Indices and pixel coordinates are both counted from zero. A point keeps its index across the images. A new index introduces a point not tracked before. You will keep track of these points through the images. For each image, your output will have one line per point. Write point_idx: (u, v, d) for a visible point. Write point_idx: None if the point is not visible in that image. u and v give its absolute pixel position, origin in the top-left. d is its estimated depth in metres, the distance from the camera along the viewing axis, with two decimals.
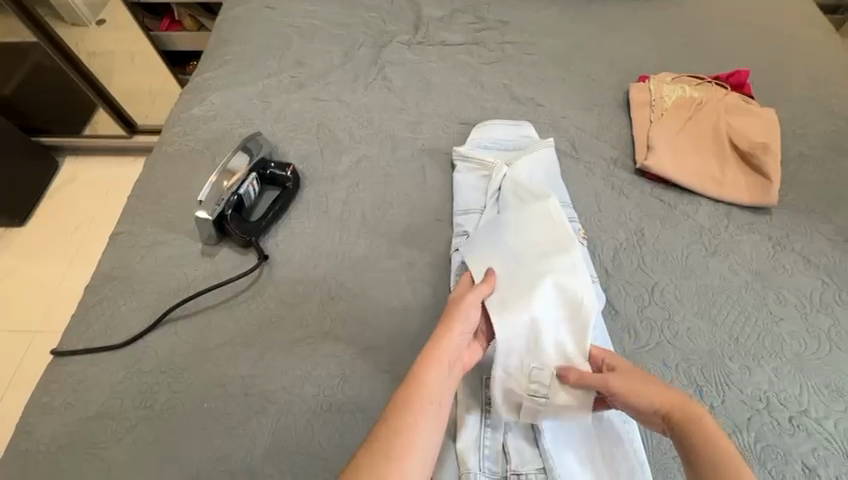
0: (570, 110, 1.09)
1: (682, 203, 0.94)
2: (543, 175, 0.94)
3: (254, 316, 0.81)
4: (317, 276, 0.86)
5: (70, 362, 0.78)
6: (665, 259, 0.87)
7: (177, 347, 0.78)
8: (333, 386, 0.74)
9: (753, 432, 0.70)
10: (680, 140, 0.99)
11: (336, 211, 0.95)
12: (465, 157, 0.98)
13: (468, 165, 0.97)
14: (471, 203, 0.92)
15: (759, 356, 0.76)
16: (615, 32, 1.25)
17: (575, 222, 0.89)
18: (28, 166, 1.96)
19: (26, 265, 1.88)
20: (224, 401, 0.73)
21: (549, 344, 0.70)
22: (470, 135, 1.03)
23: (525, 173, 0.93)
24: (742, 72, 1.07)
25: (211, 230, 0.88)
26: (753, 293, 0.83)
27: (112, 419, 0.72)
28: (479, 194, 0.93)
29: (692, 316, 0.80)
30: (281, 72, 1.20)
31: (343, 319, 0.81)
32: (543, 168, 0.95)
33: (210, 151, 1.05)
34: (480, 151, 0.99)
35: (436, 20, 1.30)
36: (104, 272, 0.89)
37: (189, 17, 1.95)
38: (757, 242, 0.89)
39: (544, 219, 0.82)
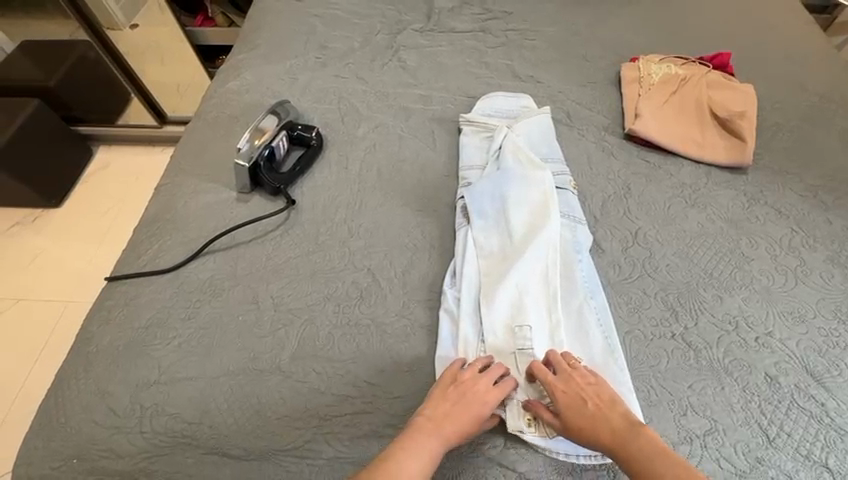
0: (566, 85, 1.21)
1: (666, 164, 1.04)
2: (539, 137, 1.05)
3: (283, 249, 0.93)
4: (338, 218, 0.98)
5: (124, 283, 0.90)
6: (649, 209, 0.97)
7: (217, 273, 0.90)
8: (351, 305, 0.85)
9: (722, 348, 0.78)
10: (665, 110, 1.10)
11: (354, 167, 1.07)
12: (470, 121, 1.10)
13: (472, 128, 1.09)
14: (475, 160, 1.03)
15: (730, 287, 0.85)
16: (610, 21, 1.37)
17: (566, 176, 0.99)
18: (66, 151, 2.13)
19: (63, 241, 2.04)
20: (257, 314, 0.84)
21: (534, 296, 0.81)
22: (476, 105, 1.15)
23: (523, 135, 1.05)
24: (724, 55, 1.19)
25: (246, 179, 1.01)
26: (727, 238, 0.92)
27: (160, 328, 0.83)
28: (483, 153, 1.04)
29: (671, 255, 0.90)
30: (307, 54, 1.34)
31: (361, 253, 0.92)
32: (539, 132, 1.06)
33: (244, 118, 1.19)
34: (482, 117, 1.11)
35: (447, 10, 1.44)
36: (152, 214, 1.01)
37: (221, 14, 2.08)
38: (733, 196, 0.98)
39: (537, 181, 0.93)
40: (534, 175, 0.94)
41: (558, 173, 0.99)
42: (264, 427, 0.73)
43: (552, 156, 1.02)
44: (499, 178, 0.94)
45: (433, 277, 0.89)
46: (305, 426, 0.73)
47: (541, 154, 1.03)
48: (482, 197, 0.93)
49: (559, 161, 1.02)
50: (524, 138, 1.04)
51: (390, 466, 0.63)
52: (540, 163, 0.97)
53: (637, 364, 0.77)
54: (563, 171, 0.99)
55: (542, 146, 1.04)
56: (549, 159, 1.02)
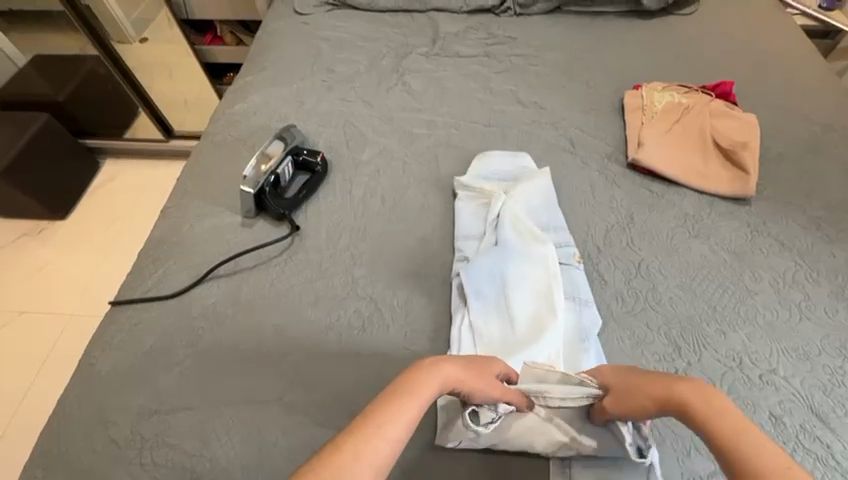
0: (569, 112, 1.22)
1: (669, 193, 1.04)
2: (538, 201, 1.00)
3: (286, 276, 0.93)
4: (342, 245, 0.98)
5: (128, 308, 0.91)
6: (652, 239, 0.97)
7: (219, 299, 0.90)
8: (354, 335, 0.85)
9: (726, 385, 0.78)
10: (668, 140, 1.11)
11: (358, 192, 1.07)
12: (465, 183, 1.04)
13: (468, 190, 1.03)
14: (472, 229, 0.97)
15: (733, 322, 0.85)
16: (613, 48, 1.38)
17: (570, 248, 0.93)
18: (73, 165, 2.15)
19: (69, 253, 2.05)
20: (259, 343, 0.84)
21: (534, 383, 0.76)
22: (472, 164, 1.09)
23: (521, 200, 0.99)
24: (727, 83, 1.20)
25: (251, 204, 1.02)
26: (731, 270, 0.92)
27: (162, 355, 0.83)
28: (480, 221, 0.98)
29: (674, 287, 0.89)
30: (313, 77, 1.36)
31: (364, 281, 0.92)
32: (538, 194, 1.01)
33: (250, 141, 1.20)
34: (478, 179, 1.04)
35: (452, 35, 1.46)
36: (157, 237, 1.02)
37: (230, 33, 2.08)
38: (736, 228, 0.98)
39: (539, 261, 0.88)
40: (536, 252, 0.89)
41: (561, 244, 0.94)
42: (265, 460, 0.73)
43: (553, 222, 0.97)
44: (498, 258, 0.89)
45: (436, 306, 0.89)
46: (306, 460, 0.73)
47: (542, 221, 0.97)
48: (480, 276, 0.87)
49: (561, 228, 0.97)
50: (523, 205, 0.98)
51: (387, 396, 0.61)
52: (542, 239, 0.91)
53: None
54: (567, 242, 0.94)
55: (542, 211, 0.98)
56: (550, 227, 0.96)
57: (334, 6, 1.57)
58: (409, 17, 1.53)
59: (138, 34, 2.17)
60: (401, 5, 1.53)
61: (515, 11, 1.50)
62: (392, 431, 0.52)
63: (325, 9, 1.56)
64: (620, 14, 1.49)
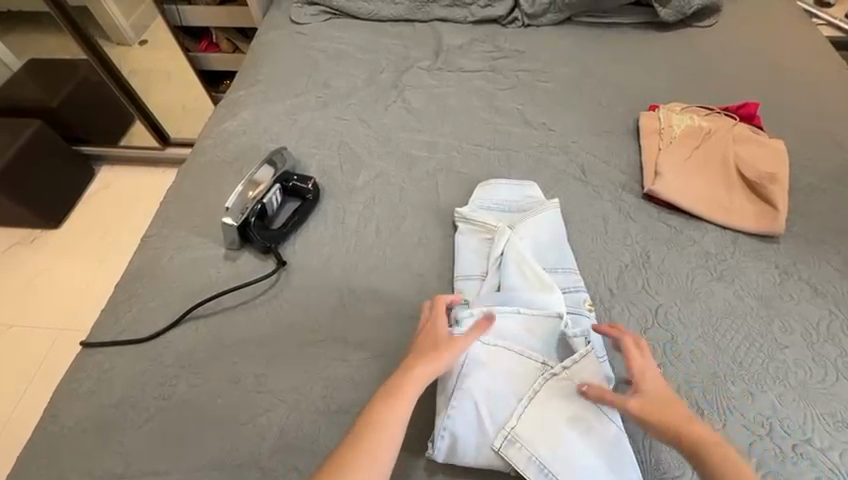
0: (580, 134, 1.13)
1: (689, 228, 0.96)
2: (545, 238, 0.91)
3: (269, 318, 0.86)
4: (331, 283, 0.90)
5: (98, 351, 0.84)
6: (670, 282, 0.88)
7: (196, 344, 0.83)
8: (340, 388, 0.78)
9: (755, 458, 0.70)
10: (688, 168, 1.02)
11: (351, 222, 1.00)
12: (467, 217, 0.96)
13: (469, 225, 0.95)
14: (472, 268, 0.89)
15: (762, 382, 0.77)
16: (628, 63, 1.29)
17: (580, 292, 0.86)
18: (66, 173, 2.09)
19: (59, 264, 1.99)
20: (237, 396, 0.77)
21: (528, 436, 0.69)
22: (473, 194, 1.01)
23: (527, 237, 0.91)
24: (751, 105, 1.10)
25: (234, 236, 0.94)
26: (758, 319, 0.83)
27: (132, 408, 0.77)
28: (481, 259, 0.90)
29: (695, 340, 0.81)
30: (307, 92, 1.28)
31: (354, 325, 0.85)
32: (547, 229, 0.93)
33: (239, 163, 1.13)
34: (480, 212, 0.96)
35: (455, 47, 1.37)
36: (135, 270, 0.95)
37: (226, 40, 2.00)
38: (763, 269, 0.90)
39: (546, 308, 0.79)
40: (541, 299, 0.81)
41: (570, 289, 0.86)
42: None
43: (562, 264, 0.89)
44: (499, 303, 0.81)
45: None
46: None
47: (549, 262, 0.89)
48: (479, 323, 0.80)
49: (570, 270, 0.88)
50: (529, 242, 0.90)
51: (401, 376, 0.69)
52: (549, 283, 0.83)
53: (657, 471, 0.70)
54: (577, 287, 0.86)
55: (549, 250, 0.90)
56: (557, 267, 0.88)
57: (332, 15, 1.49)
58: (411, 27, 1.45)
59: (138, 37, 2.04)
60: (403, 14, 1.45)
61: (523, 22, 1.41)
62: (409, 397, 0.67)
63: (323, 17, 1.48)
64: (636, 25, 1.40)
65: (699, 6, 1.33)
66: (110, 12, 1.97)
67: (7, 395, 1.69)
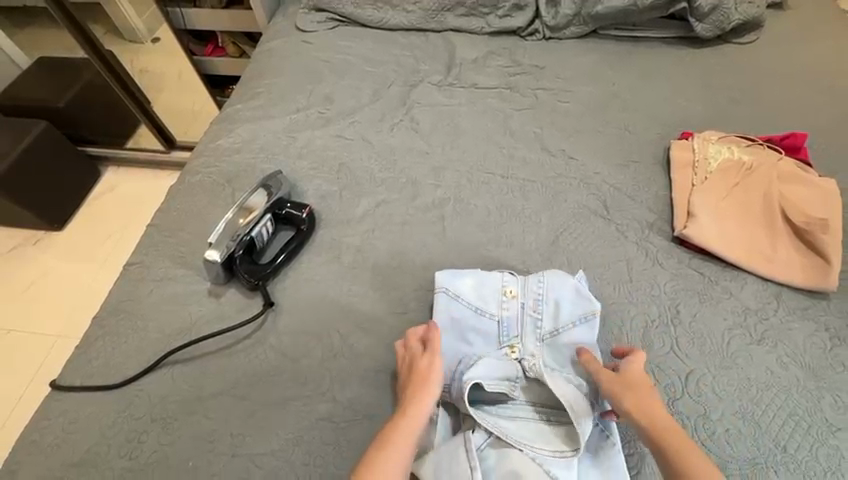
0: (603, 164, 1.03)
1: (725, 278, 0.85)
2: (543, 300, 0.77)
3: (251, 368, 0.78)
4: (321, 328, 0.82)
5: (66, 397, 0.77)
6: (702, 344, 0.78)
7: (171, 394, 0.76)
8: (325, 456, 0.69)
9: None
10: (725, 209, 0.91)
11: (347, 258, 0.91)
12: (451, 290, 0.79)
13: (455, 297, 0.78)
14: (461, 337, 0.77)
15: (811, 474, 0.66)
16: (658, 84, 1.18)
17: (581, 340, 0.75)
18: (71, 175, 2.04)
19: (59, 268, 1.95)
20: (211, 459, 0.70)
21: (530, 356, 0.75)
22: (448, 275, 0.80)
23: (519, 298, 0.78)
24: (798, 135, 0.98)
25: (219, 270, 0.86)
26: (806, 395, 0.73)
27: (95, 468, 0.70)
28: (470, 332, 0.77)
29: (732, 416, 0.71)
30: (309, 107, 1.20)
31: (344, 378, 0.76)
32: (552, 309, 0.77)
33: (231, 185, 1.05)
34: (463, 276, 0.80)
35: (470, 61, 1.28)
36: (112, 303, 0.88)
37: (232, 44, 1.93)
38: (811, 332, 0.79)
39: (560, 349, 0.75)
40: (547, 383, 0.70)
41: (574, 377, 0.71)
42: None
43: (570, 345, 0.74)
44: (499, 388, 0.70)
45: None
46: None
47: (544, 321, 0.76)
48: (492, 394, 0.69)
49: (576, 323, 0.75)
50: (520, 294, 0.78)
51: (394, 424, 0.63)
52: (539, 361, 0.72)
53: None
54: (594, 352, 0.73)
55: (550, 312, 0.77)
56: (565, 325, 0.75)
57: (340, 23, 1.41)
58: (424, 37, 1.36)
59: (150, 33, 1.93)
60: (414, 22, 1.36)
61: (544, 34, 1.30)
62: (404, 439, 0.62)
63: (330, 25, 1.40)
64: (668, 41, 1.28)
65: (739, 21, 1.21)
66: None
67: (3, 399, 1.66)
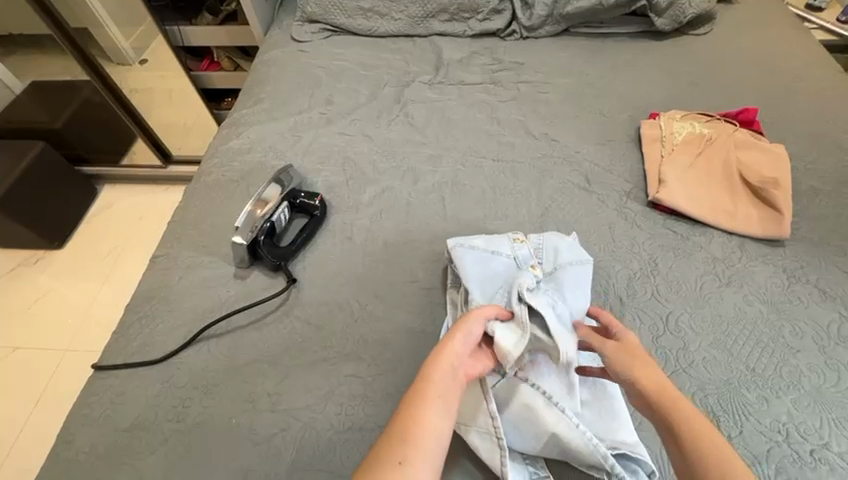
0: (582, 144, 1.15)
1: (695, 234, 0.97)
2: (543, 246, 0.89)
3: (281, 336, 0.86)
4: (341, 299, 0.91)
5: (111, 374, 0.84)
6: (679, 289, 0.89)
7: (210, 364, 0.83)
8: (355, 405, 0.78)
9: (773, 464, 0.70)
10: (692, 175, 1.03)
11: (359, 238, 1.00)
12: (468, 245, 0.89)
13: (472, 248, 0.89)
14: (482, 276, 0.84)
15: (776, 387, 0.77)
16: (626, 73, 1.31)
17: (583, 277, 0.83)
18: (69, 192, 2.01)
19: (62, 285, 1.88)
20: (252, 416, 0.77)
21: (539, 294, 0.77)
22: (460, 241, 0.91)
23: (526, 243, 0.90)
24: (750, 110, 1.11)
25: (244, 254, 0.95)
26: (768, 324, 0.84)
27: (146, 431, 0.77)
28: (489, 271, 0.85)
29: (708, 346, 0.82)
30: (311, 109, 1.29)
31: (366, 340, 0.85)
32: (553, 258, 0.87)
33: (245, 181, 1.13)
34: (473, 239, 0.91)
35: (456, 61, 1.39)
36: (143, 291, 0.95)
37: (227, 58, 2.02)
38: (771, 273, 0.90)
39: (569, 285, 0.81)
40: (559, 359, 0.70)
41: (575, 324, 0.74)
42: None
43: (581, 304, 0.78)
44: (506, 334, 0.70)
45: None
46: None
47: (545, 260, 0.87)
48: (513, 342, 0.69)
49: (576, 265, 0.85)
50: (524, 252, 0.88)
51: (430, 376, 0.60)
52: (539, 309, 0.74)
53: None
54: (588, 287, 0.82)
55: (550, 258, 0.87)
56: (563, 261, 0.86)
57: (333, 33, 1.52)
58: (411, 42, 1.47)
59: (138, 56, 2.02)
60: (402, 29, 1.47)
61: (521, 34, 1.43)
62: (438, 392, 0.59)
63: (324, 35, 1.51)
64: (632, 36, 1.42)
65: (694, 15, 1.35)
66: (100, 20, 1.91)
67: (7, 425, 1.56)
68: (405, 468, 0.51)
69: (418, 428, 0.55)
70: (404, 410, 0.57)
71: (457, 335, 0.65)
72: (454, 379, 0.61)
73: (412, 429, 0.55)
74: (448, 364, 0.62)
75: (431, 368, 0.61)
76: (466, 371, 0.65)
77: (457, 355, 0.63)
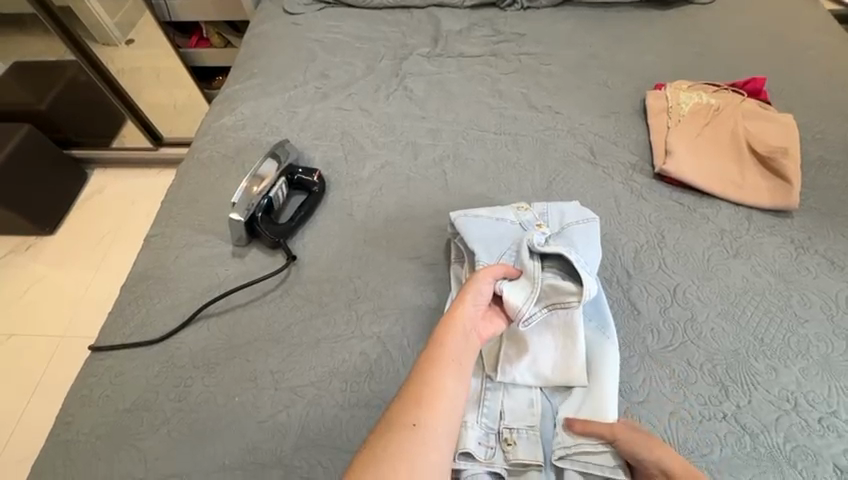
0: (586, 116, 1.12)
1: (702, 206, 0.95)
2: (547, 212, 0.87)
3: (282, 314, 0.84)
4: (343, 276, 0.89)
5: (110, 355, 0.82)
6: (687, 260, 0.87)
7: (211, 343, 0.82)
8: (360, 382, 0.76)
9: (781, 432, 0.70)
10: (699, 145, 1.01)
11: (359, 214, 0.98)
12: (471, 214, 0.87)
13: (476, 218, 0.87)
14: (489, 243, 0.83)
15: (785, 357, 0.76)
16: (630, 42, 1.27)
17: (589, 237, 0.82)
18: (59, 176, 1.96)
19: (55, 270, 1.85)
20: (255, 394, 0.76)
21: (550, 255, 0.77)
22: (462, 213, 0.88)
23: (530, 210, 0.88)
24: (758, 79, 1.09)
25: (241, 232, 0.92)
26: (777, 294, 0.83)
27: (147, 411, 0.76)
28: (495, 238, 0.83)
29: (716, 317, 0.81)
30: (306, 83, 1.25)
31: (369, 317, 0.83)
32: (557, 221, 0.86)
33: (240, 158, 1.10)
34: (476, 211, 0.88)
35: (455, 33, 1.35)
36: (139, 271, 0.93)
37: (217, 34, 1.95)
38: (779, 243, 0.89)
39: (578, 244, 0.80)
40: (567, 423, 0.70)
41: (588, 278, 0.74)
42: None
43: (590, 258, 0.79)
44: (517, 298, 0.71)
45: None
46: None
47: (550, 222, 0.86)
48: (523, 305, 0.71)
49: (581, 227, 0.84)
50: (528, 218, 0.86)
51: (440, 342, 0.66)
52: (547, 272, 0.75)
53: (700, 401, 0.73)
54: (594, 245, 0.81)
55: (555, 222, 0.86)
56: (569, 222, 0.85)
57: (326, 4, 1.46)
58: (408, 13, 1.42)
59: (125, 34, 1.96)
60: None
61: (522, 4, 1.39)
62: (448, 356, 0.65)
63: (317, 7, 1.45)
64: (636, 4, 1.37)
65: None
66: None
67: (5, 413, 1.54)
68: (419, 429, 0.59)
69: (430, 390, 0.62)
70: (418, 375, 0.64)
71: (464, 300, 0.70)
72: (465, 341, 0.68)
73: (425, 390, 0.62)
74: (457, 327, 0.68)
75: (442, 333, 0.67)
76: (478, 330, 0.70)
77: (466, 320, 0.69)
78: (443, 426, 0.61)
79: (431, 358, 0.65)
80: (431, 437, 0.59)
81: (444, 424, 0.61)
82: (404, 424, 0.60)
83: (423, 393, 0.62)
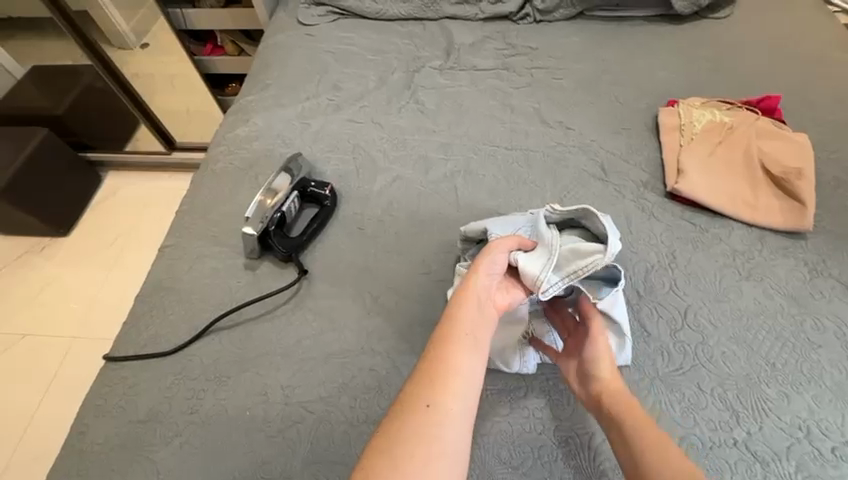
0: (598, 132, 1.12)
1: (714, 226, 0.94)
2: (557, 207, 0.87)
3: (293, 328, 0.85)
4: (353, 291, 0.89)
5: (124, 365, 0.84)
6: (698, 282, 0.87)
7: (222, 355, 0.83)
8: (369, 398, 0.77)
9: (793, 461, 0.69)
10: (711, 164, 1.00)
11: (370, 228, 0.98)
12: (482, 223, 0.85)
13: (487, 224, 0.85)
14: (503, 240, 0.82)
15: (797, 383, 0.76)
16: (643, 57, 1.27)
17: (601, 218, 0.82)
18: (74, 179, 1.99)
19: (68, 272, 1.88)
20: (265, 408, 0.77)
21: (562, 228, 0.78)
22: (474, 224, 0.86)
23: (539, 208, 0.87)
24: (773, 98, 1.08)
25: (254, 245, 0.93)
26: (789, 319, 0.82)
27: (160, 423, 0.77)
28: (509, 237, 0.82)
29: (727, 340, 0.80)
30: (319, 95, 1.26)
31: (379, 333, 0.84)
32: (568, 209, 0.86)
33: (253, 170, 1.11)
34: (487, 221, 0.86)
35: (467, 46, 1.35)
36: (153, 282, 0.94)
37: (231, 42, 1.98)
38: (792, 266, 0.88)
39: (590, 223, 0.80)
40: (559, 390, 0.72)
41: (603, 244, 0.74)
42: None
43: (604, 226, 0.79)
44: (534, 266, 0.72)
45: None
46: None
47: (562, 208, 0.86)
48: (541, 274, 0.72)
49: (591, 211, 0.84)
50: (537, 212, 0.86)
51: (454, 315, 0.66)
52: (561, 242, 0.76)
53: (710, 426, 0.73)
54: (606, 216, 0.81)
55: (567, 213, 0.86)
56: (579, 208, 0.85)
57: (340, 16, 1.47)
58: (421, 26, 1.43)
59: (139, 38, 1.99)
60: (412, 12, 1.43)
61: (535, 18, 1.39)
62: (463, 331, 0.64)
63: (331, 18, 1.47)
64: (649, 19, 1.37)
65: None
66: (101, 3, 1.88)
67: (17, 412, 1.57)
68: (433, 409, 0.58)
69: (446, 368, 0.61)
70: (434, 350, 0.63)
71: (477, 272, 0.70)
72: (480, 313, 0.67)
73: (442, 366, 0.61)
74: (471, 301, 0.67)
75: (455, 306, 0.67)
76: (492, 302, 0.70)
77: (479, 293, 0.69)
78: (460, 406, 0.59)
79: (445, 332, 0.64)
80: (447, 415, 0.58)
81: (461, 402, 0.59)
82: (418, 404, 0.58)
83: (439, 371, 0.61)
